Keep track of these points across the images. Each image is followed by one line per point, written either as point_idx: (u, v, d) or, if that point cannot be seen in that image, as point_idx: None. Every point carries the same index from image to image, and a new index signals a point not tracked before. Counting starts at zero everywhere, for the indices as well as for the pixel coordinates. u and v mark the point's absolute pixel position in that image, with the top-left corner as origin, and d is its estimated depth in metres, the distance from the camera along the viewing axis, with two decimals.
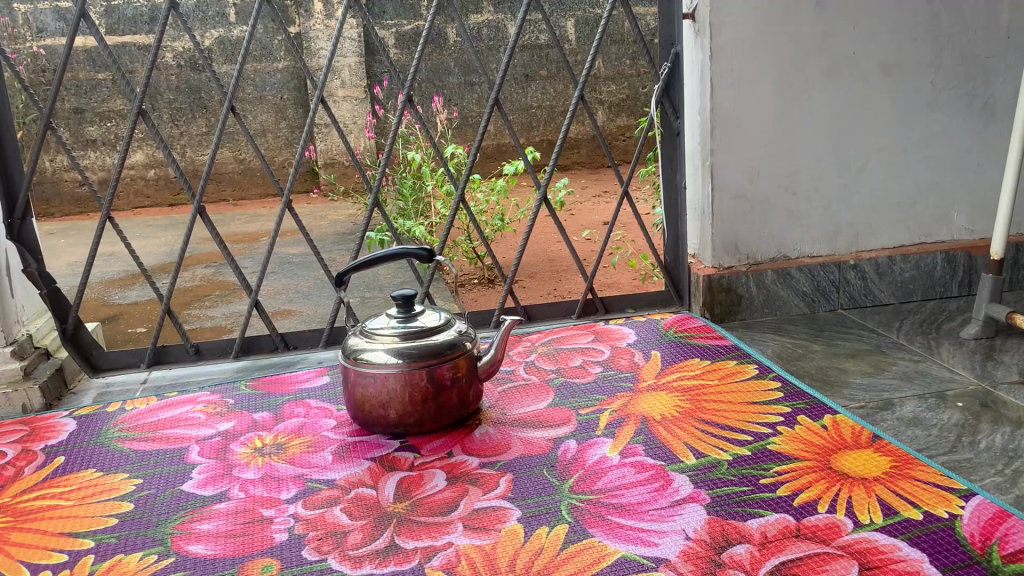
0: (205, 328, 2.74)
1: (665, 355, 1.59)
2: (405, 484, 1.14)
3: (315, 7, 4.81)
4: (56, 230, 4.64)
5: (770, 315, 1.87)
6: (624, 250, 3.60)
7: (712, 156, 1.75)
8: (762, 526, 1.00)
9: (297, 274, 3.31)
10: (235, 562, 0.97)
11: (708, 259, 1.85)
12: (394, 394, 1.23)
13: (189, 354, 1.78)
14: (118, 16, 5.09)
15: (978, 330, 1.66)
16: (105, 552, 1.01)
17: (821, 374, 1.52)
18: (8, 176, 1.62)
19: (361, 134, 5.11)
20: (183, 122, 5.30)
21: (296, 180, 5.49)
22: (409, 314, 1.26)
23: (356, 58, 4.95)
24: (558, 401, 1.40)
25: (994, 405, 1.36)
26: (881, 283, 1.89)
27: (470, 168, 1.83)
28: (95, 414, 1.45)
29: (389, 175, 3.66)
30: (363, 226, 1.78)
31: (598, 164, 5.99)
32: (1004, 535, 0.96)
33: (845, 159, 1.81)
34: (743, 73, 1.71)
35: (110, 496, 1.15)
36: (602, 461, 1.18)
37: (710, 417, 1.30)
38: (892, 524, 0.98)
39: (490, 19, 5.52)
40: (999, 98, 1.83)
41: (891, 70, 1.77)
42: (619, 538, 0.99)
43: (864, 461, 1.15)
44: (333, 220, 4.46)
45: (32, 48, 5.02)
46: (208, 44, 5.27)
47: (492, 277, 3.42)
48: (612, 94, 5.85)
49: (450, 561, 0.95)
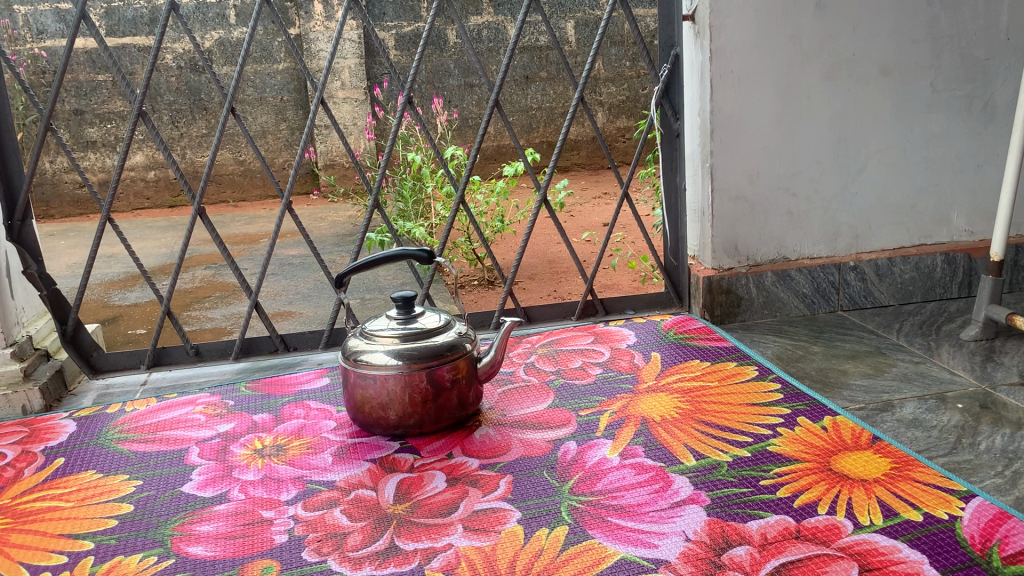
0: (205, 330, 2.74)
1: (665, 356, 1.60)
2: (405, 485, 1.14)
3: (315, 9, 4.82)
4: (56, 231, 4.65)
5: (770, 316, 1.87)
6: (623, 252, 3.61)
7: (712, 157, 1.75)
8: (762, 526, 1.00)
9: (297, 275, 3.32)
10: (235, 563, 0.97)
11: (708, 260, 1.85)
12: (394, 395, 1.23)
13: (188, 355, 1.78)
14: (118, 18, 5.11)
15: (978, 331, 1.66)
16: (105, 553, 1.01)
17: (820, 375, 1.52)
18: (9, 177, 1.62)
19: (361, 135, 5.12)
20: (183, 123, 5.31)
21: (296, 181, 5.50)
22: (409, 315, 1.26)
23: (357, 60, 4.96)
24: (559, 403, 1.40)
25: (994, 406, 1.36)
26: (881, 284, 1.89)
27: (470, 169, 1.83)
28: (96, 415, 1.45)
29: (388, 176, 3.66)
30: (363, 227, 1.78)
31: (598, 166, 6.00)
32: (1004, 537, 0.96)
33: (845, 160, 1.81)
34: (743, 75, 1.71)
35: (111, 497, 1.15)
36: (602, 462, 1.18)
37: (710, 418, 1.31)
38: (893, 526, 0.98)
39: (490, 20, 5.54)
40: (999, 99, 1.83)
41: (891, 71, 1.77)
42: (619, 539, 0.99)
43: (864, 461, 1.15)
44: (333, 221, 4.47)
45: (32, 50, 5.02)
46: (208, 46, 5.27)
47: (493, 278, 3.43)
48: (612, 96, 5.85)
49: (450, 562, 0.95)
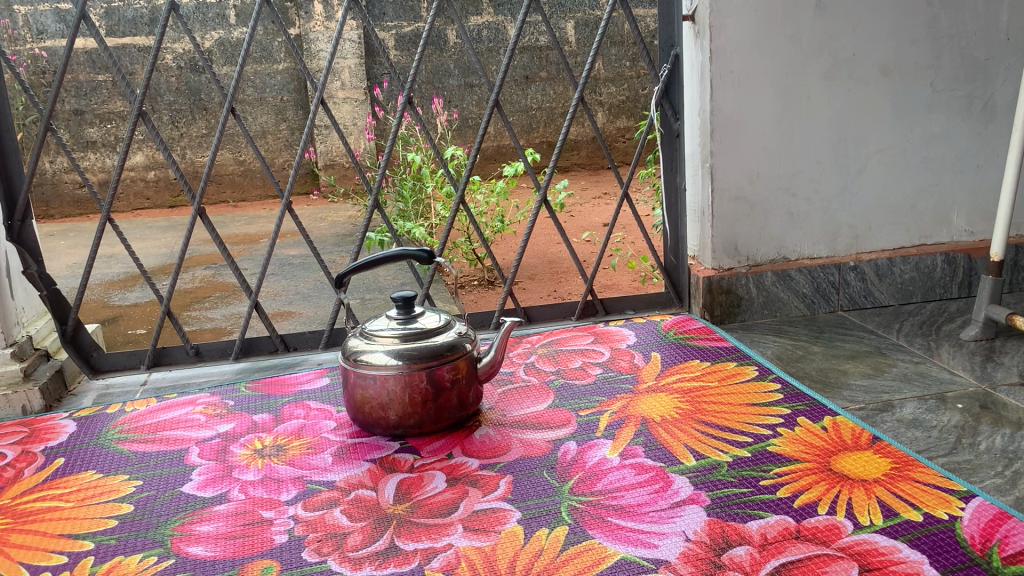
0: (205, 330, 2.75)
1: (665, 356, 1.60)
2: (405, 485, 1.14)
3: (315, 9, 4.82)
4: (55, 231, 4.65)
5: (770, 316, 1.87)
6: (624, 252, 3.61)
7: (713, 157, 1.75)
8: (762, 527, 1.00)
9: (297, 275, 3.32)
10: (235, 564, 0.97)
11: (708, 260, 1.85)
12: (394, 395, 1.23)
13: (188, 355, 1.78)
14: (118, 18, 5.11)
15: (979, 331, 1.66)
16: (105, 553, 1.01)
17: (820, 375, 1.52)
18: (9, 177, 1.62)
19: (361, 135, 5.12)
20: (183, 123, 5.31)
21: (296, 182, 5.51)
22: (409, 315, 1.26)
23: (357, 60, 4.96)
24: (559, 403, 1.40)
25: (994, 406, 1.37)
26: (881, 284, 1.89)
27: (470, 169, 1.82)
28: (96, 415, 1.45)
29: (388, 176, 3.67)
30: (363, 227, 1.78)
31: (598, 166, 6.00)
32: (1004, 537, 0.96)
33: (845, 160, 1.81)
34: (743, 75, 1.71)
35: (111, 497, 1.15)
36: (602, 462, 1.18)
37: (710, 418, 1.31)
38: (893, 526, 0.98)
39: (490, 21, 5.54)
40: (999, 99, 1.83)
41: (891, 71, 1.77)
42: (619, 539, 0.99)
43: (864, 462, 1.15)
44: (334, 221, 4.47)
45: (32, 50, 5.02)
46: (208, 46, 5.27)
47: (493, 278, 3.43)
48: (612, 96, 5.85)
49: (450, 562, 0.95)
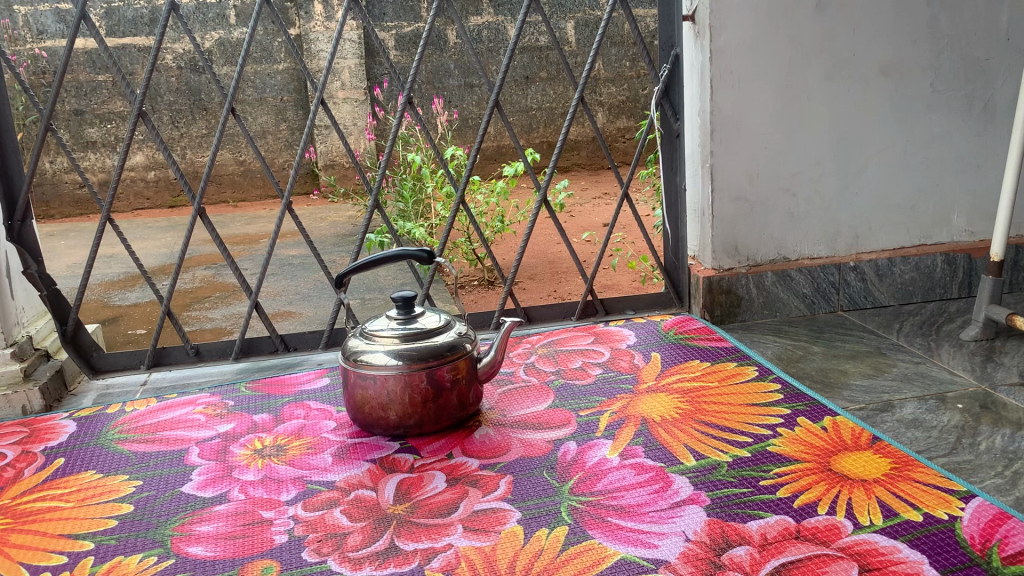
0: (205, 330, 2.75)
1: (665, 357, 1.60)
2: (405, 485, 1.14)
3: (315, 10, 4.83)
4: (56, 231, 4.67)
5: (770, 316, 1.87)
6: (624, 253, 3.63)
7: (712, 157, 1.75)
8: (762, 527, 1.00)
9: (297, 275, 3.33)
10: (236, 563, 0.97)
11: (708, 260, 1.85)
12: (394, 395, 1.23)
13: (188, 355, 1.78)
14: (118, 18, 5.12)
15: (978, 331, 1.66)
16: (105, 553, 1.01)
17: (821, 375, 1.52)
18: (8, 176, 1.62)
19: (362, 135, 5.13)
20: (183, 123, 5.31)
21: (296, 182, 5.51)
22: (409, 315, 1.26)
23: (357, 60, 4.97)
24: (559, 403, 1.40)
25: (994, 406, 1.36)
26: (881, 284, 1.89)
27: (470, 169, 1.82)
28: (97, 416, 1.45)
29: (388, 176, 3.67)
30: (362, 228, 1.77)
31: (598, 166, 6.01)
32: (1004, 537, 0.96)
33: (844, 160, 1.81)
34: (744, 76, 1.71)
35: (110, 497, 1.15)
36: (602, 462, 1.18)
37: (710, 418, 1.31)
38: (893, 526, 0.98)
39: (490, 21, 5.54)
40: (999, 99, 1.83)
41: (891, 72, 1.77)
42: (619, 539, 0.99)
43: (864, 462, 1.15)
44: (334, 221, 4.48)
45: (32, 50, 5.03)
46: (208, 46, 5.27)
47: (493, 278, 3.43)
48: (612, 96, 5.86)
49: (449, 563, 0.95)
